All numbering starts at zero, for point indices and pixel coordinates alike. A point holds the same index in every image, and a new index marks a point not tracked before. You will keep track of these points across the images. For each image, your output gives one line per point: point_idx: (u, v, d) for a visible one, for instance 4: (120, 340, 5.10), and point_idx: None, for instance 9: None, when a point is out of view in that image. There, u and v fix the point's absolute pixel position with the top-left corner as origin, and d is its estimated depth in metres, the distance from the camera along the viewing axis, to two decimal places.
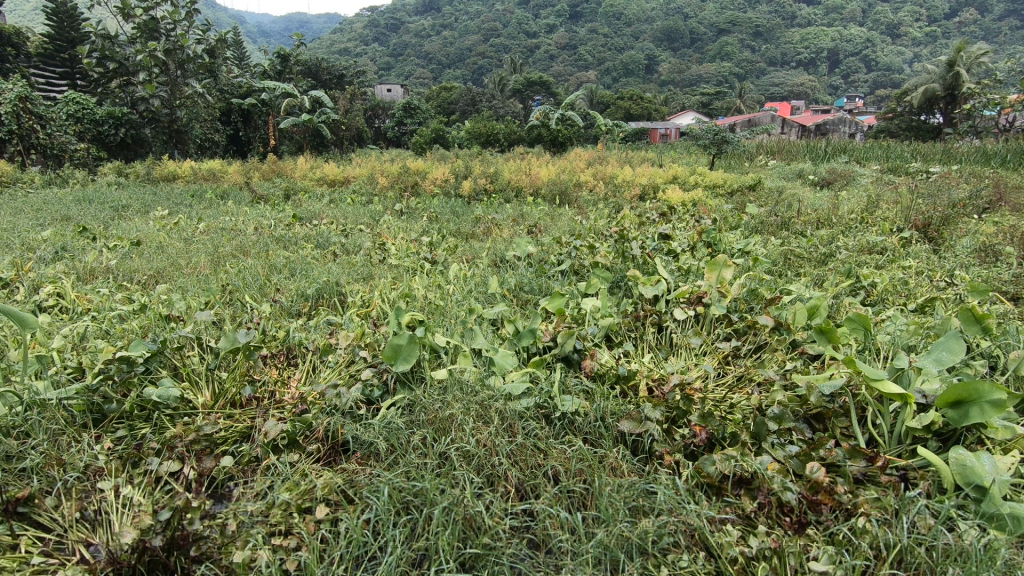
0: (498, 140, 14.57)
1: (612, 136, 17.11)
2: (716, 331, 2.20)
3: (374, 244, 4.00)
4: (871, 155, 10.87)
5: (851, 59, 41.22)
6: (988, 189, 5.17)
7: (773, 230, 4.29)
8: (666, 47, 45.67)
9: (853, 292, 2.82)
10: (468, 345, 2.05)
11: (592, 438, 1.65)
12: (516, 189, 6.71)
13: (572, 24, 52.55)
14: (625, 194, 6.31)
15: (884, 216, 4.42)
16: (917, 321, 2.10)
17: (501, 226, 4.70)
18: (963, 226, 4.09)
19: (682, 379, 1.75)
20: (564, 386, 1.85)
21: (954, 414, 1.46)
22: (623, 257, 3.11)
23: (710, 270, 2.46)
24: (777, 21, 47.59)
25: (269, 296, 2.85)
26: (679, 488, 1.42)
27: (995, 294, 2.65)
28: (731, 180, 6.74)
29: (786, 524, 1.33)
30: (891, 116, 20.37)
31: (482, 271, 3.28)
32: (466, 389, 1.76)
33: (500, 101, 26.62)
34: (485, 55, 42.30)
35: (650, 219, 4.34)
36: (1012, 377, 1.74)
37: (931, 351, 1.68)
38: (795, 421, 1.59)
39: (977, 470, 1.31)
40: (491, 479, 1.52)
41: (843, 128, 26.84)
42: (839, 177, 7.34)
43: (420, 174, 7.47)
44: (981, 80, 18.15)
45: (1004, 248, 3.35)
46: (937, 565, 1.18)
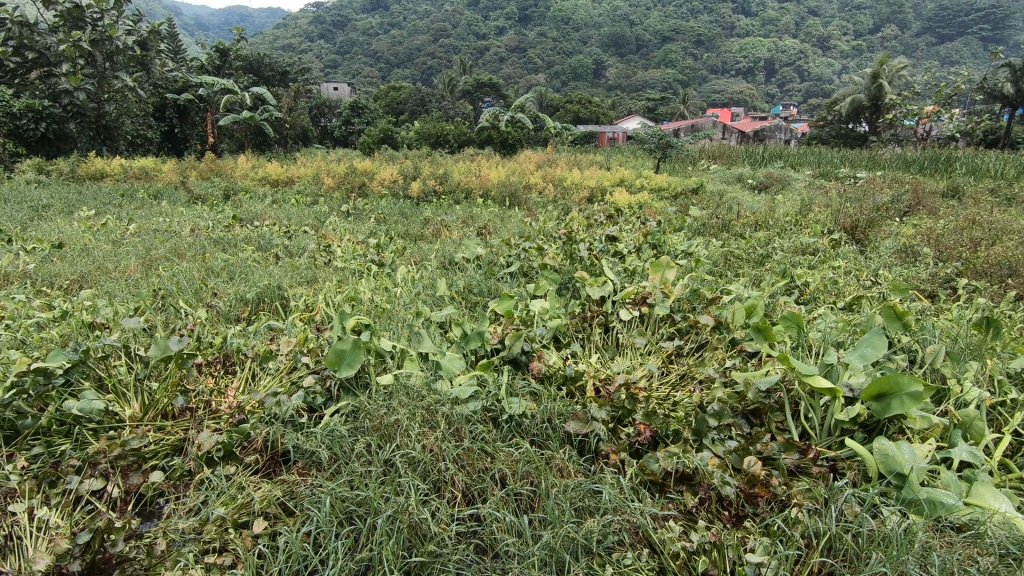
0: (448, 141, 14.47)
1: (561, 138, 17.35)
2: (659, 331, 2.25)
3: (319, 246, 3.91)
4: (805, 160, 11.45)
5: (786, 69, 43.28)
6: (909, 194, 5.51)
7: (715, 232, 4.46)
8: (613, 52, 46.67)
9: (788, 291, 2.95)
10: (414, 349, 2.01)
11: (539, 439, 1.66)
12: (466, 190, 6.71)
13: (522, 27, 52.92)
14: (574, 196, 6.40)
15: (815, 218, 4.67)
16: (845, 318, 2.21)
17: (450, 227, 4.67)
18: (886, 228, 4.37)
19: (627, 378, 1.78)
20: (512, 389, 1.85)
21: (878, 407, 1.54)
22: (571, 258, 3.15)
23: (655, 271, 2.51)
24: (718, 31, 49.54)
25: (205, 300, 2.73)
26: (623, 487, 1.44)
27: (915, 293, 2.83)
28: (675, 183, 6.95)
29: (725, 518, 1.37)
30: (822, 124, 21.48)
31: (430, 273, 3.25)
32: (412, 394, 1.73)
33: (450, 101, 26.49)
34: (435, 55, 41.93)
35: (598, 220, 4.45)
36: (929, 369, 1.86)
37: (857, 347, 1.77)
38: (733, 417, 1.64)
39: (898, 458, 1.39)
40: (438, 485, 1.51)
41: (779, 134, 28.13)
42: (775, 182, 7.72)
43: (367, 174, 7.32)
44: (901, 92, 19.39)
45: (921, 249, 3.59)
46: (863, 550, 1.23)
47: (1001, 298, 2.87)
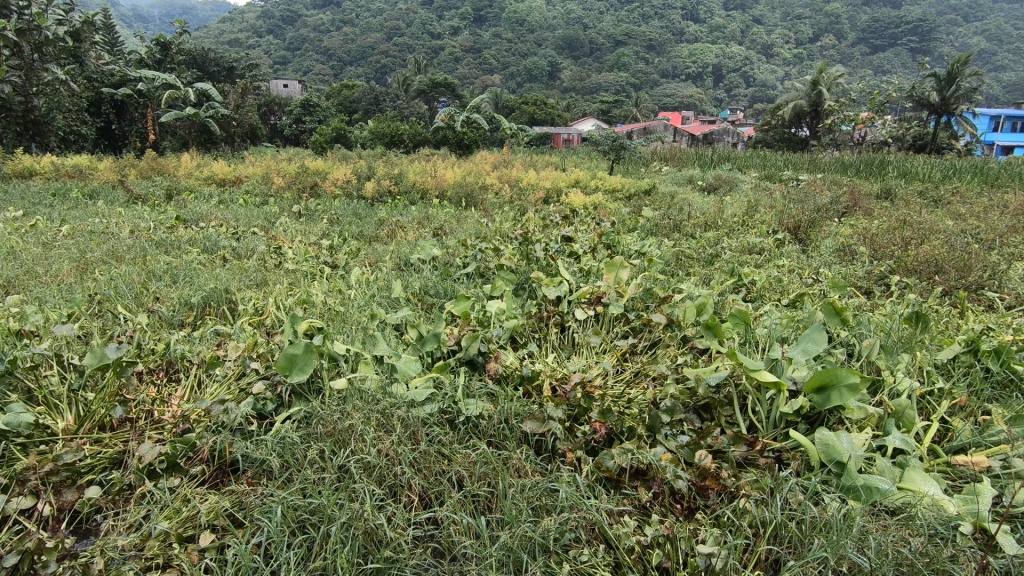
0: (402, 141, 14.30)
1: (517, 139, 17.41)
2: (614, 330, 2.29)
3: (269, 247, 3.79)
4: (751, 163, 11.89)
5: (733, 75, 44.80)
6: (846, 196, 5.80)
7: (667, 233, 4.58)
8: (567, 55, 47.16)
9: (736, 289, 3.05)
10: (369, 352, 1.98)
11: (496, 440, 1.66)
12: (421, 191, 6.64)
13: (476, 28, 52.81)
14: (530, 197, 6.43)
15: (761, 219, 4.86)
16: (789, 315, 2.30)
17: (406, 228, 4.61)
18: (826, 228, 4.58)
19: (583, 377, 1.80)
20: (469, 391, 1.84)
21: (819, 399, 1.62)
22: (527, 259, 3.17)
23: (609, 271, 2.55)
24: (668, 36, 50.80)
25: (146, 306, 2.60)
26: (579, 484, 1.46)
27: (852, 290, 2.98)
28: (628, 184, 7.08)
29: (678, 511, 1.41)
30: (767, 128, 22.33)
31: (385, 274, 3.21)
32: (366, 398, 1.70)
33: (405, 101, 26.16)
34: (388, 53, 41.32)
35: (554, 221, 4.48)
36: (865, 363, 1.96)
37: (799, 342, 1.85)
38: (685, 412, 1.69)
39: (838, 447, 1.46)
40: (394, 489, 1.49)
41: (727, 138, 29.09)
42: (723, 184, 7.97)
43: (319, 174, 7.14)
44: (839, 99, 20.36)
45: (858, 249, 3.78)
46: (805, 537, 1.29)
47: (929, 294, 3.06)
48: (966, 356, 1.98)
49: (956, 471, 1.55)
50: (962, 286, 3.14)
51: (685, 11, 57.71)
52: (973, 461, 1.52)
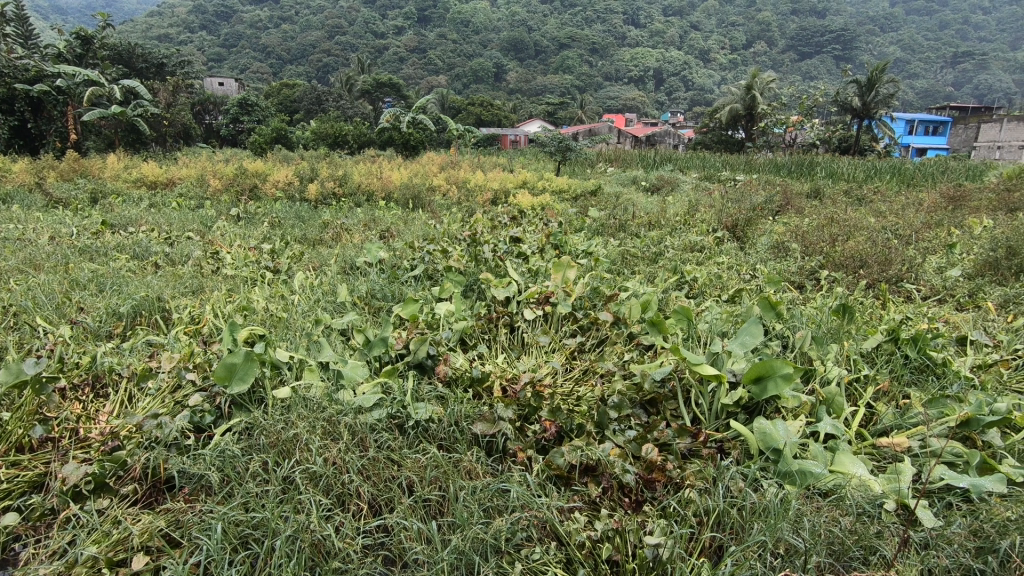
0: (347, 141, 13.99)
1: (464, 140, 17.35)
2: (562, 330, 2.32)
3: (205, 253, 3.63)
4: (692, 164, 12.29)
5: (673, 79, 46.22)
6: (780, 195, 6.07)
7: (612, 232, 4.68)
8: (513, 57, 47.39)
9: (679, 286, 3.14)
10: (313, 358, 1.92)
11: (447, 443, 1.64)
12: (367, 193, 6.52)
13: (421, 28, 52.31)
14: (478, 198, 6.41)
15: (702, 218, 5.03)
16: (728, 310, 2.40)
17: (352, 231, 4.51)
18: (762, 226, 4.79)
19: (532, 376, 1.81)
20: (417, 394, 1.82)
21: (756, 389, 1.69)
22: (476, 259, 3.15)
23: (556, 271, 2.58)
24: (611, 40, 51.88)
25: (69, 317, 2.44)
26: (529, 483, 1.47)
27: (786, 285, 3.12)
28: (575, 185, 7.18)
29: (626, 504, 1.44)
30: (706, 130, 23.15)
31: (330, 278, 3.13)
32: (311, 406, 1.66)
33: (349, 101, 25.58)
34: (330, 52, 40.36)
35: (502, 222, 4.49)
36: (798, 353, 2.06)
37: (738, 336, 1.93)
38: (632, 407, 1.72)
39: (774, 435, 1.54)
40: (342, 498, 1.46)
41: (669, 140, 29.99)
42: (666, 184, 8.21)
43: (259, 176, 6.88)
44: (772, 103, 21.36)
45: (791, 245, 3.98)
46: (746, 521, 1.34)
47: (854, 287, 3.26)
48: (888, 344, 2.12)
49: (881, 451, 1.65)
50: (884, 279, 3.37)
51: (627, 15, 59.09)
52: (895, 443, 1.63)
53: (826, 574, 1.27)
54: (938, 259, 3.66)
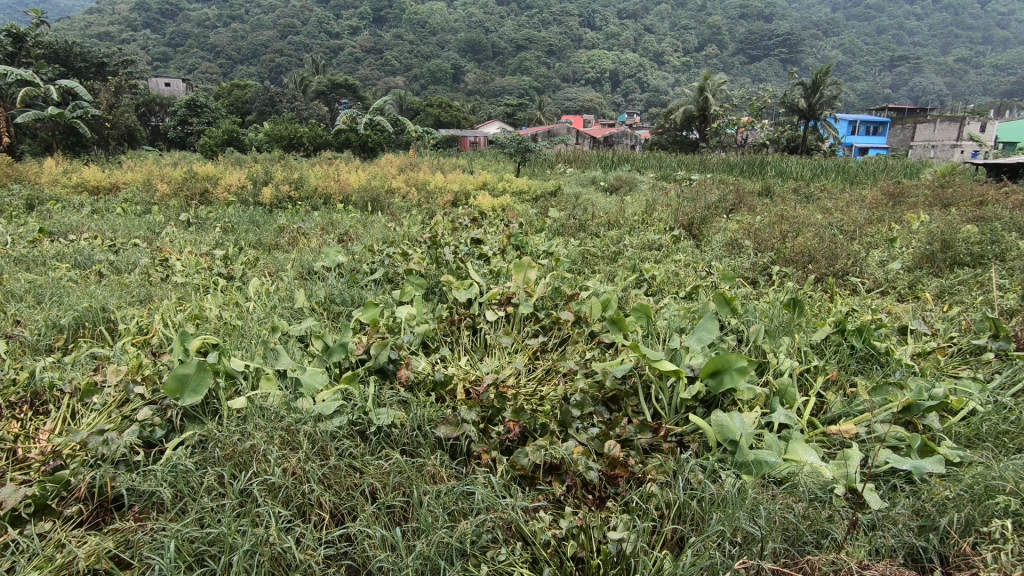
0: (302, 143, 13.67)
1: (423, 141, 17.22)
2: (524, 330, 2.33)
3: (153, 260, 3.49)
4: (648, 164, 12.53)
5: (629, 80, 47.02)
6: (733, 194, 6.26)
7: (573, 232, 4.73)
8: (470, 58, 47.23)
9: (639, 284, 3.20)
10: (270, 367, 1.88)
11: (410, 448, 1.63)
12: (324, 196, 6.40)
13: (377, 28, 51.61)
14: (438, 200, 6.37)
15: (659, 217, 5.14)
16: (685, 307, 2.45)
17: (309, 235, 4.42)
18: (716, 224, 4.92)
19: (495, 377, 1.81)
20: (379, 400, 1.79)
21: (713, 383, 1.74)
22: (436, 262, 3.13)
23: (517, 272, 2.58)
24: (568, 42, 52.41)
25: (4, 331, 2.30)
26: (494, 484, 1.47)
27: (740, 282, 3.22)
28: (535, 187, 7.21)
29: (590, 501, 1.45)
30: (661, 131, 23.63)
31: (287, 284, 3.05)
32: (269, 415, 1.62)
33: (303, 102, 25.01)
34: (283, 52, 39.39)
35: (463, 224, 4.48)
36: (753, 347, 2.13)
37: (694, 332, 1.98)
38: (594, 405, 1.74)
39: (730, 427, 1.58)
40: (303, 509, 1.42)
41: (626, 141, 30.51)
42: (624, 184, 8.35)
43: (210, 180, 6.65)
44: (724, 104, 21.99)
45: (744, 242, 4.11)
46: (705, 512, 1.38)
47: (804, 281, 3.39)
48: (836, 335, 2.22)
49: (831, 438, 1.72)
50: (831, 273, 3.51)
51: (583, 18, 59.79)
52: (843, 430, 1.70)
53: (782, 559, 1.31)
54: (880, 253, 3.84)
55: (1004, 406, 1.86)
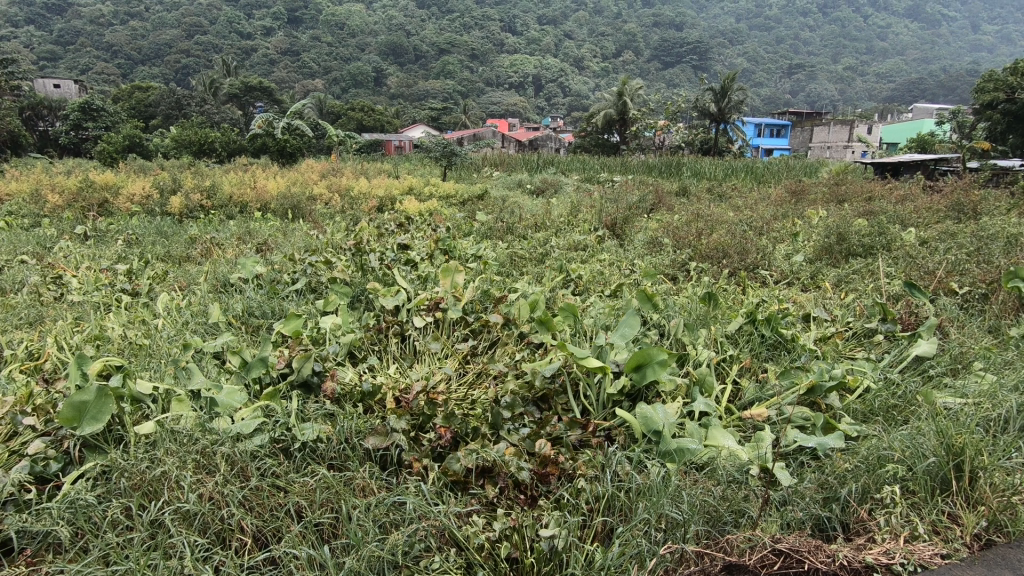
0: (214, 149, 12.94)
1: (346, 146, 16.79)
2: (454, 334, 2.31)
3: (45, 277, 3.19)
4: (572, 167, 12.84)
5: (552, 85, 47.97)
6: (652, 195, 6.53)
7: (500, 235, 4.77)
8: (392, 61, 46.44)
9: (566, 284, 3.27)
10: (183, 387, 1.76)
11: (338, 462, 1.57)
12: (240, 204, 6.09)
13: (293, 29, 49.70)
14: (363, 205, 6.23)
15: (584, 218, 5.28)
16: (610, 305, 2.53)
17: (224, 245, 4.18)
18: (638, 224, 5.12)
19: (425, 384, 1.79)
20: (304, 415, 1.73)
21: (637, 376, 1.81)
22: (362, 269, 3.05)
23: (444, 277, 2.56)
24: (490, 47, 52.76)
25: None
26: (425, 492, 1.45)
27: (662, 278, 3.36)
28: (461, 190, 7.21)
29: (522, 501, 1.46)
30: (584, 134, 24.28)
31: (200, 298, 2.88)
32: (181, 439, 1.52)
33: (214, 105, 23.74)
34: (190, 52, 37.15)
35: (389, 230, 4.40)
36: (674, 341, 2.23)
37: (618, 329, 2.04)
38: (525, 406, 1.76)
39: (654, 418, 1.65)
40: (221, 536, 1.35)
41: (551, 143, 31.11)
42: (549, 187, 8.51)
43: (110, 189, 6.17)
44: (641, 108, 22.90)
45: (664, 240, 4.30)
46: (633, 502, 1.42)
47: (718, 276, 3.59)
48: (747, 325, 2.36)
49: (746, 423, 1.83)
50: (743, 267, 3.73)
51: (504, 22, 60.30)
52: (756, 414, 1.82)
53: (703, 540, 1.38)
54: (785, 247, 4.13)
55: (892, 382, 2.06)
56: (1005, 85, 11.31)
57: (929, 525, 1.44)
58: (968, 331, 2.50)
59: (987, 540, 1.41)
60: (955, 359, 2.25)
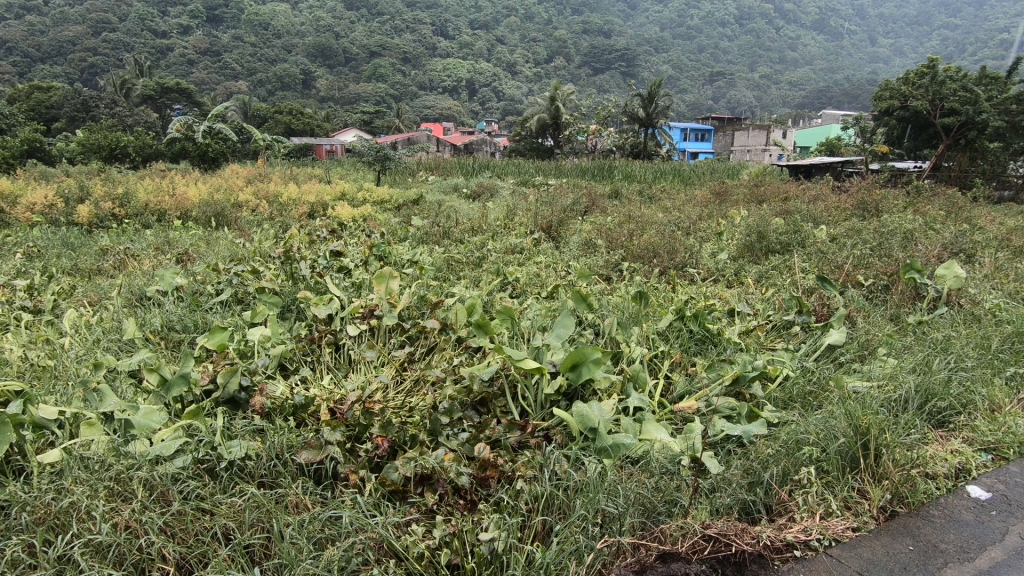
0: (127, 154, 12.14)
1: (273, 151, 16.15)
2: (390, 341, 2.27)
3: None
4: (507, 171, 12.94)
5: (486, 89, 48.11)
6: (585, 197, 6.68)
7: (436, 240, 4.73)
8: (320, 63, 45.08)
9: (503, 287, 3.29)
10: (94, 411, 1.65)
11: (269, 479, 1.51)
12: (157, 213, 5.74)
13: (213, 27, 47.35)
14: (293, 212, 6.01)
15: (519, 221, 5.32)
16: (546, 307, 2.56)
17: (140, 257, 3.92)
18: (572, 226, 5.22)
19: (360, 394, 1.75)
20: (230, 432, 1.65)
21: (573, 376, 1.84)
22: (292, 278, 2.94)
23: (379, 283, 2.51)
24: (422, 50, 52.32)
25: None
26: (362, 504, 1.42)
27: (597, 279, 3.43)
28: (396, 195, 7.10)
29: (461, 506, 1.46)
30: (519, 138, 24.51)
31: (113, 313, 2.70)
32: (92, 466, 1.41)
33: (126, 107, 22.23)
34: (97, 51, 34.65)
35: (321, 236, 4.27)
36: (609, 340, 2.28)
37: (553, 329, 2.07)
38: (464, 410, 1.76)
39: (590, 416, 1.68)
40: (141, 566, 1.26)
41: (486, 147, 31.19)
42: (485, 191, 8.52)
43: (5, 198, 5.65)
44: (574, 113, 23.40)
45: (597, 241, 4.40)
46: (571, 500, 1.44)
47: (649, 275, 3.72)
48: (677, 322, 2.45)
49: (677, 416, 1.90)
50: (672, 266, 3.88)
51: (435, 26, 59.94)
52: (687, 406, 1.89)
53: (639, 532, 1.42)
54: (711, 246, 4.33)
55: (808, 370, 2.20)
56: (899, 93, 12.08)
57: (841, 501, 1.55)
58: (873, 320, 2.71)
59: (890, 512, 1.54)
60: (862, 346, 2.44)
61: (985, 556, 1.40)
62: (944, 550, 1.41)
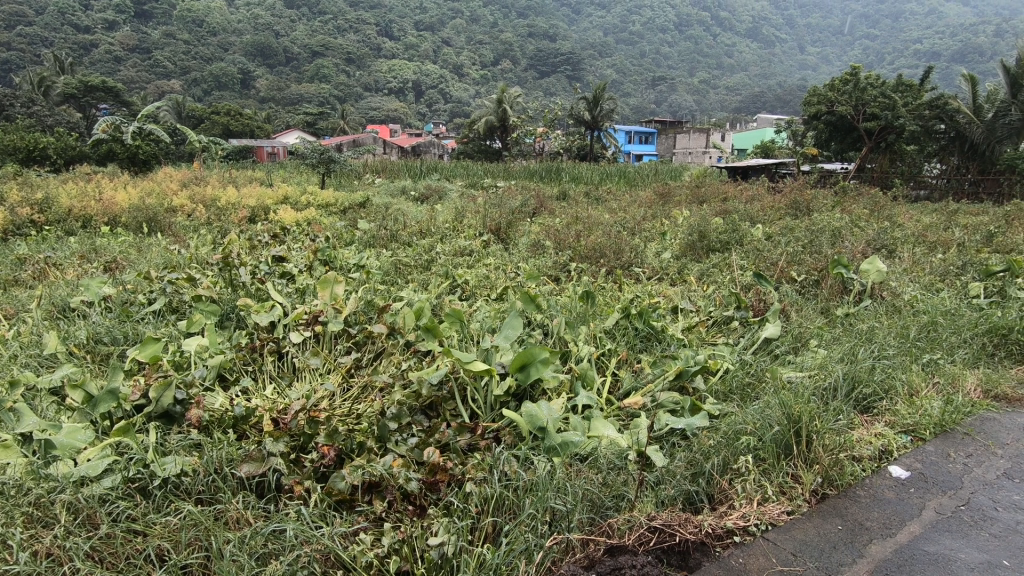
0: (47, 157, 11.36)
1: (210, 152, 15.49)
2: (335, 348, 2.21)
3: None
4: (455, 173, 12.89)
5: (432, 91, 47.78)
6: (533, 199, 6.73)
7: (383, 243, 4.65)
8: (260, 62, 43.56)
9: (451, 290, 3.27)
10: (9, 432, 1.53)
11: (208, 495, 1.44)
12: (82, 219, 5.39)
13: (141, 24, 44.99)
14: (232, 216, 5.78)
15: (467, 223, 5.31)
16: (495, 308, 2.57)
17: (63, 266, 3.67)
18: (521, 227, 5.25)
19: (305, 403, 1.70)
20: (164, 447, 1.57)
21: (522, 376, 1.85)
22: (231, 284, 2.83)
23: (323, 288, 2.45)
24: (367, 51, 51.45)
25: None
26: (307, 515, 1.38)
27: (546, 281, 3.47)
28: (342, 198, 6.95)
29: (410, 511, 1.44)
30: (467, 141, 24.48)
31: (32, 325, 2.52)
32: (7, 492, 1.32)
33: (44, 107, 20.80)
34: (10, 45, 32.24)
35: (262, 241, 4.12)
36: (557, 339, 2.31)
37: (502, 330, 2.07)
38: (412, 415, 1.74)
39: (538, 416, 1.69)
40: None
41: (434, 150, 30.98)
42: (433, 194, 8.45)
43: None
44: (521, 116, 23.58)
45: (546, 243, 4.45)
46: (520, 499, 1.45)
47: (596, 275, 3.79)
48: (623, 320, 2.51)
49: (624, 412, 1.94)
50: (619, 266, 3.96)
51: (380, 26, 59.10)
52: (633, 402, 1.94)
53: (587, 528, 1.44)
54: (655, 245, 4.44)
55: (747, 363, 2.30)
56: (825, 98, 12.79)
57: (777, 486, 1.63)
58: (805, 313, 2.86)
59: (821, 494, 1.63)
60: (796, 338, 2.57)
61: (905, 531, 1.50)
62: (870, 528, 1.50)
